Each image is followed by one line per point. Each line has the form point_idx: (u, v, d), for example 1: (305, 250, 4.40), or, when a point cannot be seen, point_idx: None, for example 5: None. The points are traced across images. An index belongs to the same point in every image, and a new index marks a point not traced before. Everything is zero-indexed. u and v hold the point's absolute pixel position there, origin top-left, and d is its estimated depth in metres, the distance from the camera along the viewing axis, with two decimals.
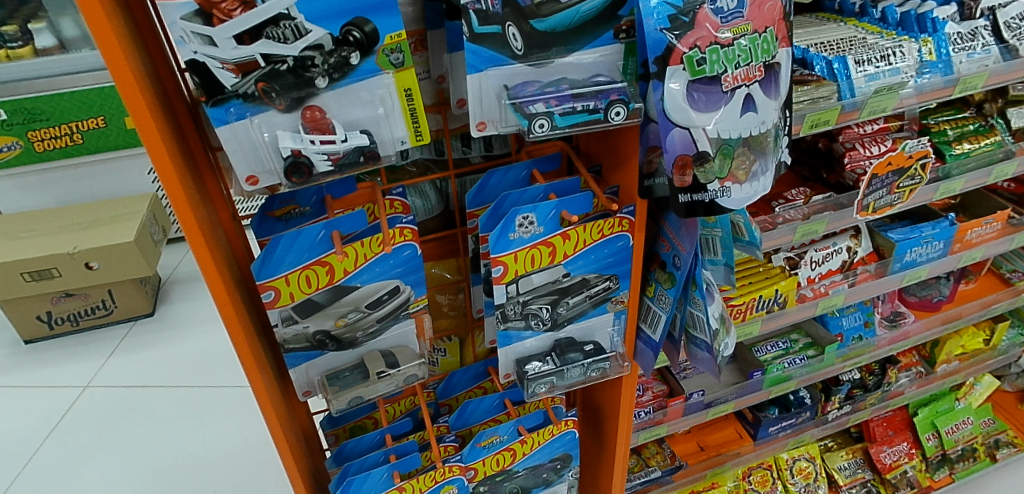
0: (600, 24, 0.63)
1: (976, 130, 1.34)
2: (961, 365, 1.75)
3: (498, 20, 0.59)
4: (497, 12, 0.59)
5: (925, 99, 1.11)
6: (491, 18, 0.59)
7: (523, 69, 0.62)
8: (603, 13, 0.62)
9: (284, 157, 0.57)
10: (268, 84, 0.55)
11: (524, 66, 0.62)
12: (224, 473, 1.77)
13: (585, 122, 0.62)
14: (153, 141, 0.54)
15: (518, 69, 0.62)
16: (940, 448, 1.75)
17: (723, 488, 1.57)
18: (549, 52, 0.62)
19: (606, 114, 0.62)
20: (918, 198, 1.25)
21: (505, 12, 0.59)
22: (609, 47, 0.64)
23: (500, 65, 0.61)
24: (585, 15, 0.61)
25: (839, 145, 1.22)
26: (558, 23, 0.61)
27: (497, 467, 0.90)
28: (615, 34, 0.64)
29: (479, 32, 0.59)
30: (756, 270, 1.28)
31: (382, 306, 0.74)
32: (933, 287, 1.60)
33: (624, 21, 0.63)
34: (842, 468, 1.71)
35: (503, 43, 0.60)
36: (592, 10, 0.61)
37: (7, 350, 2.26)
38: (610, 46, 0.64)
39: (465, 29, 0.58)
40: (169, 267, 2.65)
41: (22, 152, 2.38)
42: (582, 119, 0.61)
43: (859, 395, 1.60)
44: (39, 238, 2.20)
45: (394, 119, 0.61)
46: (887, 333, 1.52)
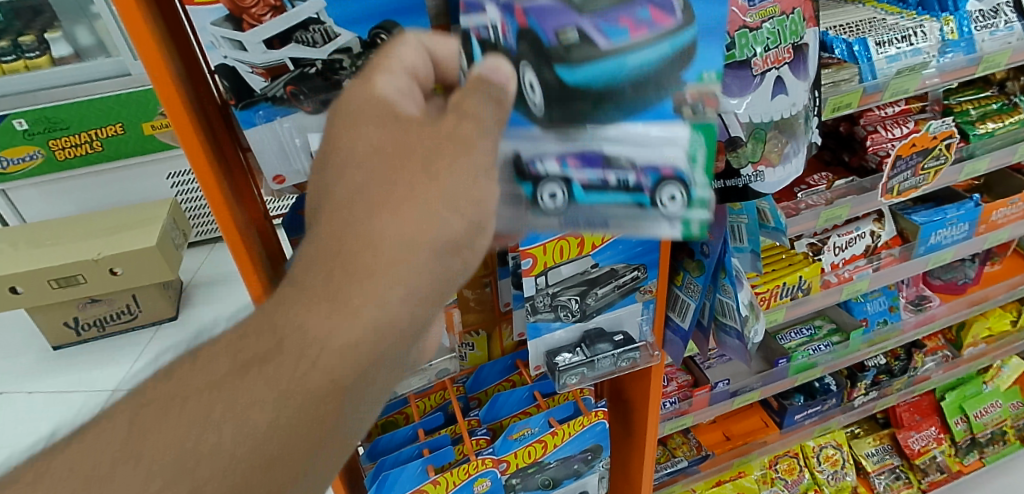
0: (659, 89, 0.46)
1: (999, 109, 1.32)
2: (988, 348, 1.72)
3: (511, 55, 0.47)
4: (509, 44, 0.47)
5: (947, 79, 1.09)
6: (498, 51, 0.48)
7: (544, 141, 0.49)
8: (657, 77, 0.46)
9: (316, 160, 0.59)
10: (297, 86, 0.55)
11: (545, 134, 0.48)
12: None
13: (623, 207, 0.50)
14: (191, 143, 0.58)
15: (536, 133, 0.49)
16: (970, 432, 1.72)
17: (750, 476, 1.57)
18: (573, 107, 0.47)
19: (653, 196, 0.49)
20: (942, 179, 1.23)
21: (519, 50, 0.47)
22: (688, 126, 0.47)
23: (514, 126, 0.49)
24: (630, 71, 0.46)
25: (860, 127, 1.20)
26: (586, 76, 0.46)
27: (529, 459, 0.90)
28: (678, 107, 0.46)
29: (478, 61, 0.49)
30: (778, 257, 1.27)
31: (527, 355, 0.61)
32: (958, 270, 1.58)
33: (689, 90, 0.46)
34: (869, 454, 1.71)
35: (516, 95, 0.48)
36: (638, 67, 0.46)
37: (35, 357, 2.28)
38: (677, 122, 0.47)
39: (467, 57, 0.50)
40: (190, 269, 2.64)
41: (44, 161, 2.41)
42: (607, 200, 0.50)
43: (886, 381, 1.58)
44: (62, 245, 2.20)
45: None
46: (912, 316, 1.51)
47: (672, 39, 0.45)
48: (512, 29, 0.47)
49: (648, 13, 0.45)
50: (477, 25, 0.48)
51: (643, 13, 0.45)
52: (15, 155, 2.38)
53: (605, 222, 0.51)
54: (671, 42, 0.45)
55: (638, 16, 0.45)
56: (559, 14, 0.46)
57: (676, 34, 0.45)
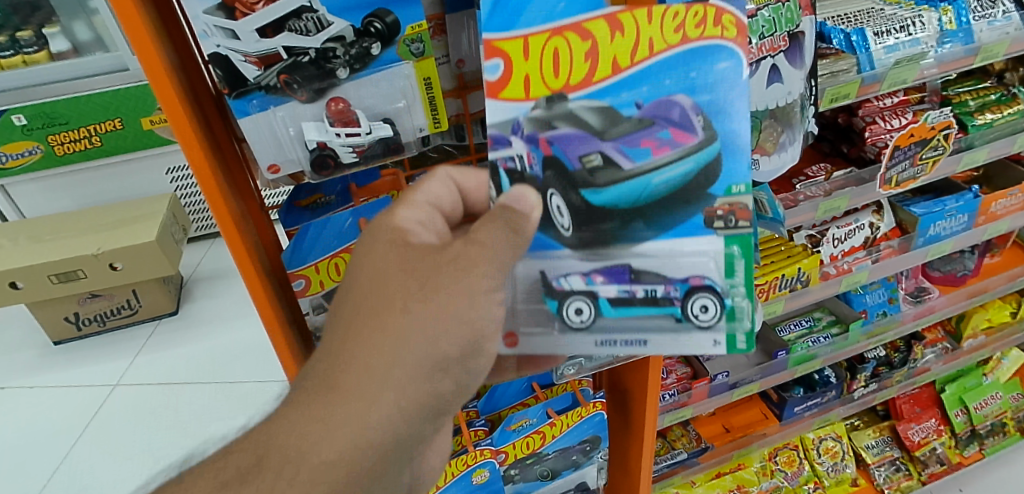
0: (687, 207, 0.59)
1: (998, 99, 1.31)
2: (987, 340, 1.71)
3: (542, 185, 0.60)
4: (536, 173, 0.60)
5: (946, 70, 1.09)
6: (525, 178, 0.60)
7: (573, 259, 0.62)
8: (678, 194, 0.59)
9: (310, 150, 0.59)
10: (290, 75, 0.55)
11: (575, 253, 0.62)
12: None
13: (659, 317, 0.62)
14: (186, 132, 0.58)
15: (567, 253, 0.62)
16: (969, 424, 1.72)
17: (750, 468, 1.57)
18: (599, 227, 0.60)
19: (686, 307, 0.61)
20: (940, 170, 1.23)
21: (547, 177, 0.60)
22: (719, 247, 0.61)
23: (549, 251, 0.62)
24: (657, 189, 0.60)
25: (858, 119, 1.20)
26: (613, 196, 0.60)
27: (528, 450, 0.91)
28: (706, 220, 0.60)
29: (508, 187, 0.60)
30: (777, 248, 1.27)
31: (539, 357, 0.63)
32: (957, 262, 1.57)
33: (717, 203, 0.59)
34: (869, 447, 1.71)
35: (548, 218, 0.61)
36: (663, 185, 0.59)
37: (36, 352, 2.28)
38: (708, 236, 0.60)
39: (495, 186, 0.60)
40: (190, 264, 2.64)
41: (43, 156, 2.42)
42: (643, 312, 0.62)
43: (885, 373, 1.59)
44: (64, 239, 2.21)
45: (416, 110, 0.61)
46: (912, 308, 1.50)
47: (696, 157, 0.59)
48: (538, 161, 0.60)
49: (670, 136, 0.59)
50: (504, 158, 0.60)
51: (663, 138, 0.59)
52: (15, 151, 2.39)
53: (644, 334, 0.63)
54: (694, 160, 0.59)
55: (659, 139, 0.59)
56: (586, 144, 0.59)
57: (696, 153, 0.59)
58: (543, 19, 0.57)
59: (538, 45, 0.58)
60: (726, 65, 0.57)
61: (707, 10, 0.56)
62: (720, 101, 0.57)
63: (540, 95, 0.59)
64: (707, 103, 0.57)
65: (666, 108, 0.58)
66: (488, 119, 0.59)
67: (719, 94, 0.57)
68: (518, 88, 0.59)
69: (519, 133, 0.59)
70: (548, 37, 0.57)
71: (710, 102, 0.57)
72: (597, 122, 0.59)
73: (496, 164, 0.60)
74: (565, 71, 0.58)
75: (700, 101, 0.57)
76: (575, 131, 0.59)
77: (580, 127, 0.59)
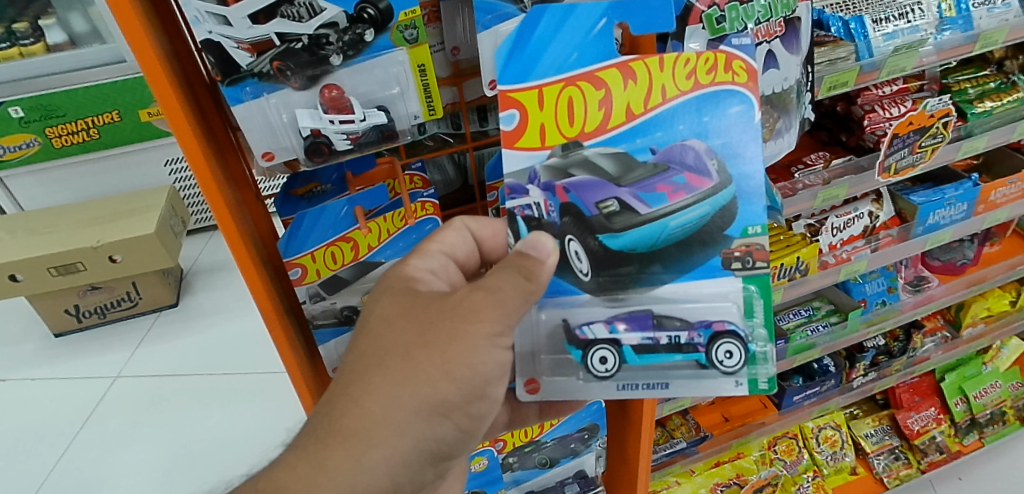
0: (704, 249, 0.61)
1: (998, 87, 1.30)
2: (987, 328, 1.71)
3: (559, 231, 0.62)
4: (554, 220, 0.62)
5: (944, 58, 1.08)
6: (542, 224, 0.62)
7: (592, 304, 0.63)
8: (696, 236, 0.60)
9: (304, 137, 0.59)
10: (283, 62, 0.55)
11: (594, 298, 0.63)
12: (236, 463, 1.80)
13: (683, 362, 0.63)
14: (179, 120, 0.58)
15: (586, 298, 0.63)
16: (969, 413, 1.72)
17: (749, 457, 1.57)
18: (618, 271, 0.62)
19: (709, 352, 0.62)
20: (940, 158, 1.22)
21: (564, 223, 0.61)
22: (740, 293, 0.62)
23: (569, 297, 0.63)
24: (673, 232, 0.61)
25: (857, 107, 1.19)
26: (632, 240, 0.61)
27: (525, 439, 0.94)
28: (724, 262, 0.61)
29: (526, 234, 0.62)
30: (776, 238, 1.26)
31: (534, 325, 0.65)
32: (957, 250, 1.57)
33: (734, 245, 0.60)
34: (868, 435, 1.72)
35: (566, 262, 0.62)
36: (680, 228, 0.60)
37: (38, 344, 2.29)
38: (727, 278, 0.61)
39: (513, 233, 0.63)
40: (190, 257, 2.65)
41: (40, 149, 2.42)
42: (667, 359, 0.63)
43: (885, 362, 1.59)
44: (63, 232, 2.21)
45: (409, 97, 0.62)
46: (911, 297, 1.50)
47: (711, 200, 0.60)
48: (555, 207, 0.61)
49: (685, 180, 0.60)
50: (521, 206, 0.62)
51: (679, 182, 0.60)
52: (13, 143, 2.39)
53: (669, 380, 0.63)
54: (710, 203, 0.60)
55: (674, 183, 0.60)
56: (601, 190, 0.60)
57: (711, 197, 0.60)
58: (557, 69, 0.58)
59: (552, 94, 0.59)
60: (738, 109, 0.58)
61: (719, 57, 0.57)
62: (734, 144, 0.59)
63: (556, 144, 0.60)
64: (722, 147, 0.59)
65: (681, 152, 0.59)
66: (506, 169, 0.61)
67: (733, 137, 0.58)
68: (534, 138, 0.60)
69: (536, 181, 0.61)
70: (563, 86, 0.59)
71: (725, 145, 0.59)
72: (612, 168, 0.60)
73: (513, 212, 0.62)
74: (579, 120, 0.59)
75: (715, 145, 0.59)
76: (591, 177, 0.60)
77: (596, 174, 0.60)
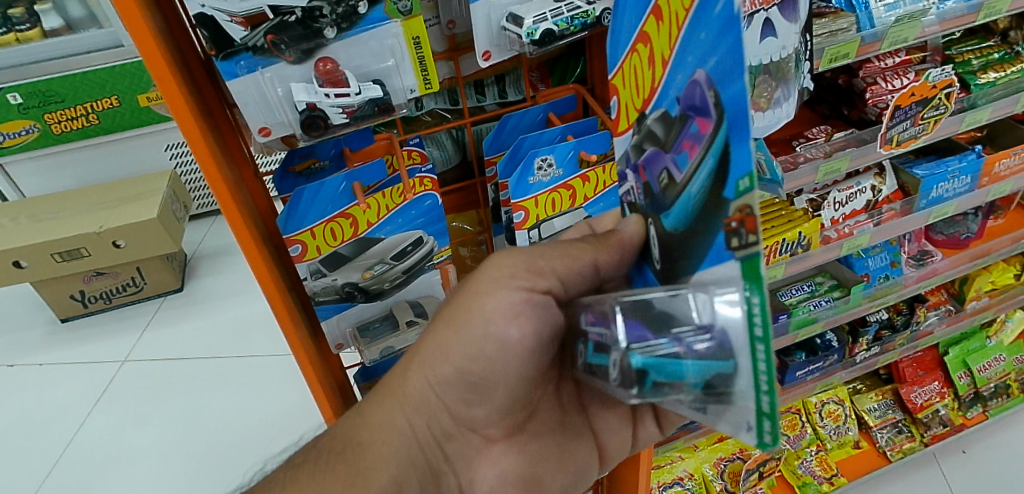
0: (712, 223, 0.36)
1: (1001, 58, 1.29)
2: (991, 302, 1.68)
3: (644, 212, 0.51)
4: (641, 202, 0.52)
5: (947, 27, 1.07)
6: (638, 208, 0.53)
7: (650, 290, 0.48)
8: (709, 200, 0.36)
9: (300, 111, 0.59)
10: (277, 36, 0.55)
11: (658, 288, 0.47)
12: (242, 445, 1.82)
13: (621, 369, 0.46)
14: (174, 97, 0.57)
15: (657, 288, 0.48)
16: (972, 386, 1.71)
17: None
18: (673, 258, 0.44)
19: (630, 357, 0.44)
20: (943, 130, 1.20)
21: (646, 205, 0.50)
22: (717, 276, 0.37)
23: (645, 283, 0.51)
24: (695, 199, 0.39)
25: (859, 80, 1.18)
26: (678, 216, 0.42)
27: None
28: (726, 238, 0.35)
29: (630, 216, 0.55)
30: (778, 213, 1.25)
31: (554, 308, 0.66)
32: (961, 224, 1.56)
33: (731, 211, 0.34)
34: (871, 409, 1.72)
35: (652, 251, 0.50)
36: (699, 192, 0.38)
37: (46, 330, 2.31)
38: (730, 263, 0.35)
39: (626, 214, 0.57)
40: (193, 242, 2.66)
41: (40, 135, 2.43)
42: (600, 363, 0.47)
43: (887, 336, 1.59)
44: (66, 218, 2.22)
45: (405, 70, 0.62)
46: (913, 271, 1.50)
47: (713, 151, 0.35)
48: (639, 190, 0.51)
49: (695, 129, 0.38)
50: (624, 193, 0.56)
51: (692, 134, 0.38)
52: (13, 129, 2.40)
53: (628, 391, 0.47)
54: (712, 153, 0.35)
55: (691, 133, 0.38)
56: (658, 160, 0.45)
57: (711, 144, 0.35)
58: (626, 38, 0.51)
59: (627, 67, 0.52)
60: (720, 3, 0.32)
61: None
62: (724, 58, 0.33)
63: (635, 121, 0.51)
64: (716, 67, 0.34)
65: (692, 91, 0.38)
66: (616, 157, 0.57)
67: (724, 45, 0.33)
68: (624, 119, 0.54)
69: (629, 164, 0.53)
70: (631, 54, 0.50)
71: (719, 63, 0.34)
72: (661, 132, 0.45)
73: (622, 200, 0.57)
74: (642, 84, 0.49)
75: (711, 69, 0.35)
76: (652, 148, 0.46)
77: (654, 143, 0.46)
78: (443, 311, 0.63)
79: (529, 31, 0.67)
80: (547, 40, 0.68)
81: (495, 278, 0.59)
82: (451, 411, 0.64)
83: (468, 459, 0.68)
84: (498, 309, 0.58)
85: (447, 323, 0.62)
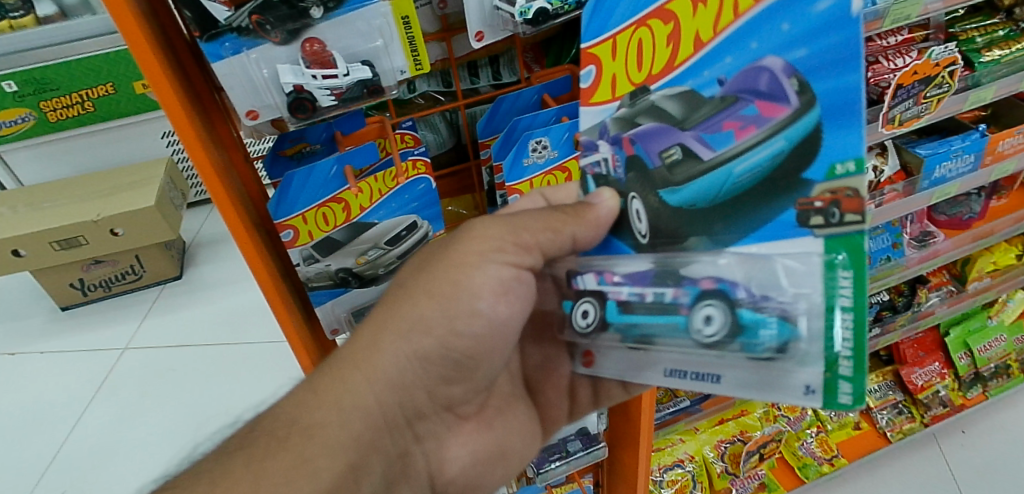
0: (780, 195, 0.43)
1: (1007, 35, 1.26)
2: (992, 283, 1.67)
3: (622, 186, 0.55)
4: (617, 174, 0.56)
5: (951, 4, 1.04)
6: (609, 181, 0.57)
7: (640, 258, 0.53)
8: (772, 180, 0.44)
9: (287, 94, 0.58)
10: (262, 16, 0.54)
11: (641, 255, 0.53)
12: None
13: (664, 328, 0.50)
14: (159, 81, 0.56)
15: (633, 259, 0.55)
16: (973, 367, 1.71)
17: (753, 414, 1.59)
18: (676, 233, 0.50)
19: (691, 318, 0.48)
20: (946, 109, 1.19)
21: (630, 179, 0.55)
22: (795, 255, 0.43)
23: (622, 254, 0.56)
24: (742, 178, 0.45)
25: (862, 59, 1.16)
26: (700, 190, 0.48)
27: None
28: (804, 212, 0.42)
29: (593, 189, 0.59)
30: None
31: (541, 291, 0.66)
32: (964, 204, 1.55)
33: (816, 191, 0.41)
34: (872, 391, 1.72)
35: (630, 222, 0.55)
36: (751, 173, 0.45)
37: (46, 318, 2.32)
38: (806, 239, 0.42)
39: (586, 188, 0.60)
40: (193, 229, 2.66)
41: (36, 123, 2.43)
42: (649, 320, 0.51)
43: (888, 317, 1.58)
44: (63, 207, 2.21)
45: (394, 50, 0.61)
46: (916, 252, 1.48)
47: (790, 135, 0.42)
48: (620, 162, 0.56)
49: (754, 111, 0.44)
50: (591, 164, 0.59)
51: (747, 115, 0.44)
52: (8, 117, 2.39)
53: (659, 358, 0.52)
54: (786, 137, 0.42)
55: (743, 117, 0.45)
56: (667, 136, 0.50)
57: (788, 128, 0.42)
58: (628, 11, 0.54)
59: (623, 40, 0.55)
60: (826, 4, 0.40)
61: None
62: (819, 55, 0.40)
63: (625, 94, 0.55)
64: (806, 60, 0.41)
65: (753, 77, 0.44)
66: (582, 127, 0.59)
67: (827, 41, 0.40)
68: (607, 90, 0.57)
69: (605, 134, 0.57)
70: (634, 29, 0.53)
71: (811, 56, 0.41)
72: (677, 111, 0.50)
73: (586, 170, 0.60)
74: (648, 57, 0.53)
75: (798, 59, 0.41)
76: (656, 125, 0.51)
77: (659, 120, 0.51)
78: (419, 282, 0.61)
79: (521, 10, 0.65)
80: (540, 18, 0.66)
81: (481, 249, 0.60)
82: (430, 389, 0.64)
83: (439, 438, 0.69)
84: (489, 283, 0.60)
85: (429, 295, 0.60)
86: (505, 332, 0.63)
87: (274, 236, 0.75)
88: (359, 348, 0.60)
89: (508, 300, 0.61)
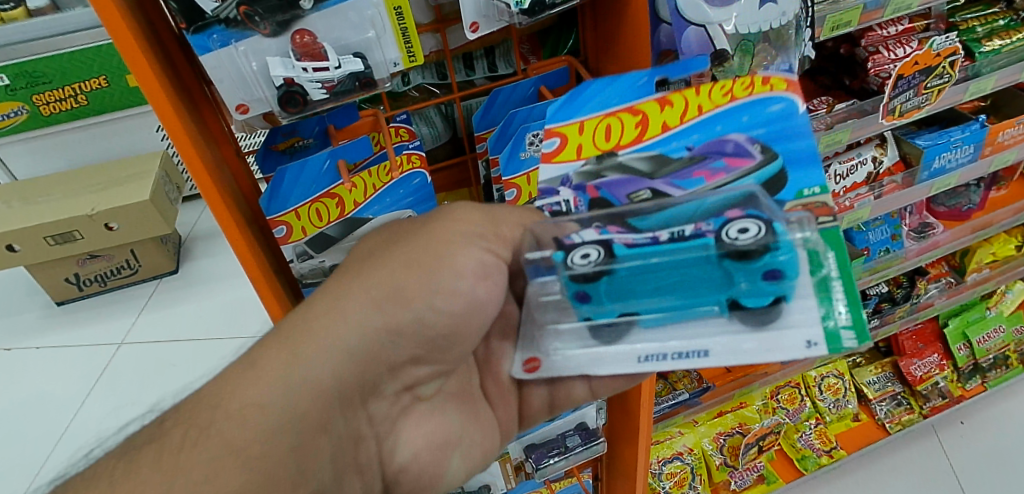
0: None
1: (1007, 25, 1.25)
2: (991, 274, 1.67)
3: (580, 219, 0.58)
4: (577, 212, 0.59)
5: None
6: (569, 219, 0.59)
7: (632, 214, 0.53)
8: None
9: (277, 87, 0.57)
10: (250, 7, 0.53)
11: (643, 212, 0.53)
12: None
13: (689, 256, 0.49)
14: (146, 75, 0.55)
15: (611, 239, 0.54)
16: (971, 358, 1.71)
17: (752, 407, 1.60)
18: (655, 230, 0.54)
19: (727, 232, 0.48)
20: (946, 99, 1.18)
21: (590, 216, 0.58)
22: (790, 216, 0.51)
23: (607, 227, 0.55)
24: None
25: (861, 49, 1.15)
26: None
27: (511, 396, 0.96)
28: None
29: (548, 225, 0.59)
30: None
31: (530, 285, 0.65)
32: (963, 195, 1.54)
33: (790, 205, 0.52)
34: (870, 382, 1.73)
35: None
36: None
37: (41, 313, 2.32)
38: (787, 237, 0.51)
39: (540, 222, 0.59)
40: (188, 223, 2.65)
41: (29, 117, 2.41)
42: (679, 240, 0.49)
43: (887, 308, 1.57)
44: (57, 201, 2.20)
45: (387, 42, 0.60)
46: (914, 244, 1.48)
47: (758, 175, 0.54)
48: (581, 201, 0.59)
49: (722, 163, 0.56)
50: (550, 203, 0.60)
51: (716, 166, 0.56)
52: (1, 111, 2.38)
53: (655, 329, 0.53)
54: (755, 177, 0.54)
55: (712, 168, 0.56)
56: (634, 184, 0.57)
57: (756, 172, 0.54)
58: (597, 106, 0.65)
59: (592, 123, 0.64)
60: (778, 107, 0.59)
61: (753, 79, 0.61)
62: (774, 134, 0.57)
63: (590, 156, 0.62)
64: (764, 135, 0.57)
65: (719, 145, 0.58)
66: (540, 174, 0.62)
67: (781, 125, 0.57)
68: (571, 154, 0.63)
69: (568, 184, 0.60)
70: (602, 118, 0.64)
71: (767, 133, 0.57)
72: (645, 167, 0.58)
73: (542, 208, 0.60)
74: (618, 135, 0.62)
75: (756, 135, 0.57)
76: (623, 177, 0.58)
77: (627, 173, 0.59)
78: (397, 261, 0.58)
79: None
80: (536, 9, 0.65)
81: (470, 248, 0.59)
82: (417, 384, 0.63)
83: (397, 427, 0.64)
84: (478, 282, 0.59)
85: (408, 263, 0.57)
86: (489, 317, 0.63)
87: (266, 230, 0.74)
88: (314, 316, 0.54)
89: (496, 292, 0.61)
